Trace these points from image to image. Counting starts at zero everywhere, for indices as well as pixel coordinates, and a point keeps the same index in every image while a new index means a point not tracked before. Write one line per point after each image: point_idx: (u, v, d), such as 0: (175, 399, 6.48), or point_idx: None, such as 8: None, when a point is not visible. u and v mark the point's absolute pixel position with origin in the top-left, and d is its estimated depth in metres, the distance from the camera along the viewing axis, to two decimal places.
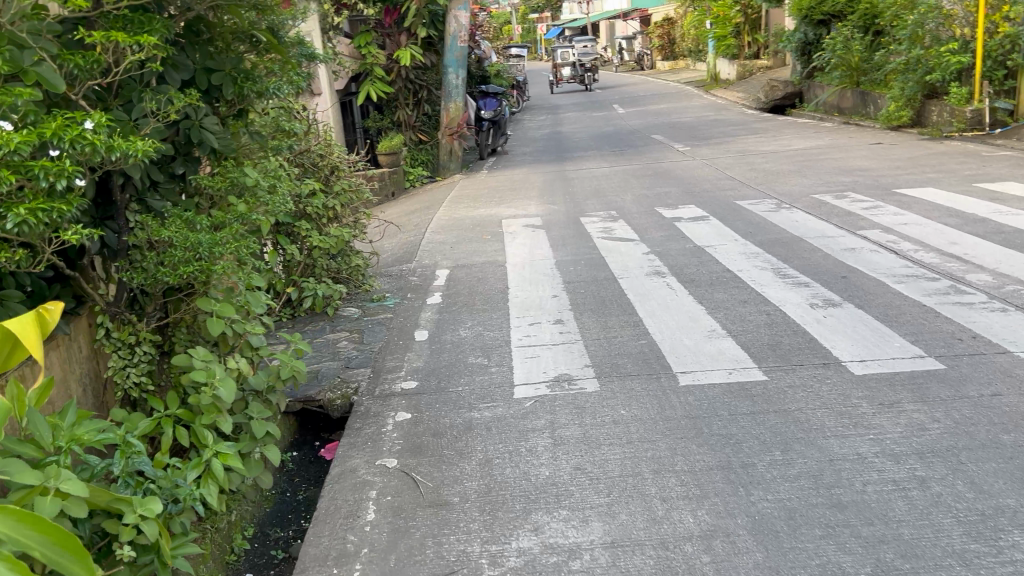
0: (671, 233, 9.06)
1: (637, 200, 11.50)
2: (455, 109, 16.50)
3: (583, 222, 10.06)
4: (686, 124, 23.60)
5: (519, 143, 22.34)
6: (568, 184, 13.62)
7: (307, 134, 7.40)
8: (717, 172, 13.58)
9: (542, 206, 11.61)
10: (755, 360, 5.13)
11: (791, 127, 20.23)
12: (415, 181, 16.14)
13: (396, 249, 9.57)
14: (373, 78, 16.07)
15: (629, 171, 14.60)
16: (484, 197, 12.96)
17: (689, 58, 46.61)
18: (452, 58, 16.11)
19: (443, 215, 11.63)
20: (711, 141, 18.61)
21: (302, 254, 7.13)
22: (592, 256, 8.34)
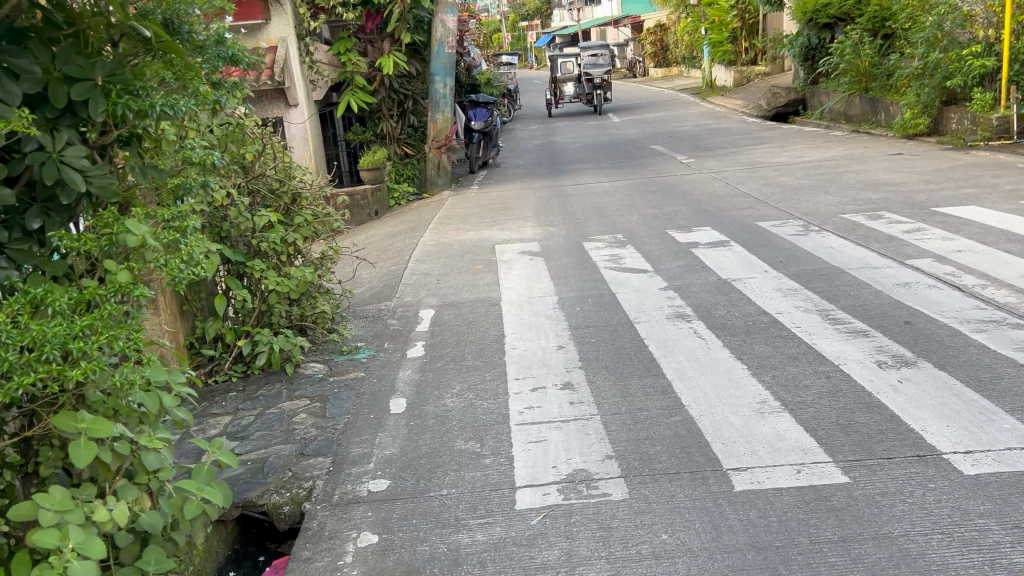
0: (690, 263, 7.89)
1: (645, 221, 10.34)
2: (442, 120, 15.37)
3: (586, 249, 8.90)
4: (686, 133, 22.45)
5: (511, 155, 21.24)
6: (566, 202, 12.45)
7: (262, 155, 6.22)
8: (730, 187, 12.42)
9: (540, 228, 10.42)
10: (828, 452, 3.95)
11: (799, 136, 19.14)
12: (401, 199, 15.01)
13: (375, 283, 8.40)
14: (353, 88, 14.97)
15: (633, 187, 13.45)
16: (477, 218, 11.78)
17: (683, 65, 45.47)
18: (439, 65, 15.06)
19: (430, 240, 10.44)
20: (716, 152, 17.48)
21: (256, 300, 6.00)
22: (601, 293, 7.17)
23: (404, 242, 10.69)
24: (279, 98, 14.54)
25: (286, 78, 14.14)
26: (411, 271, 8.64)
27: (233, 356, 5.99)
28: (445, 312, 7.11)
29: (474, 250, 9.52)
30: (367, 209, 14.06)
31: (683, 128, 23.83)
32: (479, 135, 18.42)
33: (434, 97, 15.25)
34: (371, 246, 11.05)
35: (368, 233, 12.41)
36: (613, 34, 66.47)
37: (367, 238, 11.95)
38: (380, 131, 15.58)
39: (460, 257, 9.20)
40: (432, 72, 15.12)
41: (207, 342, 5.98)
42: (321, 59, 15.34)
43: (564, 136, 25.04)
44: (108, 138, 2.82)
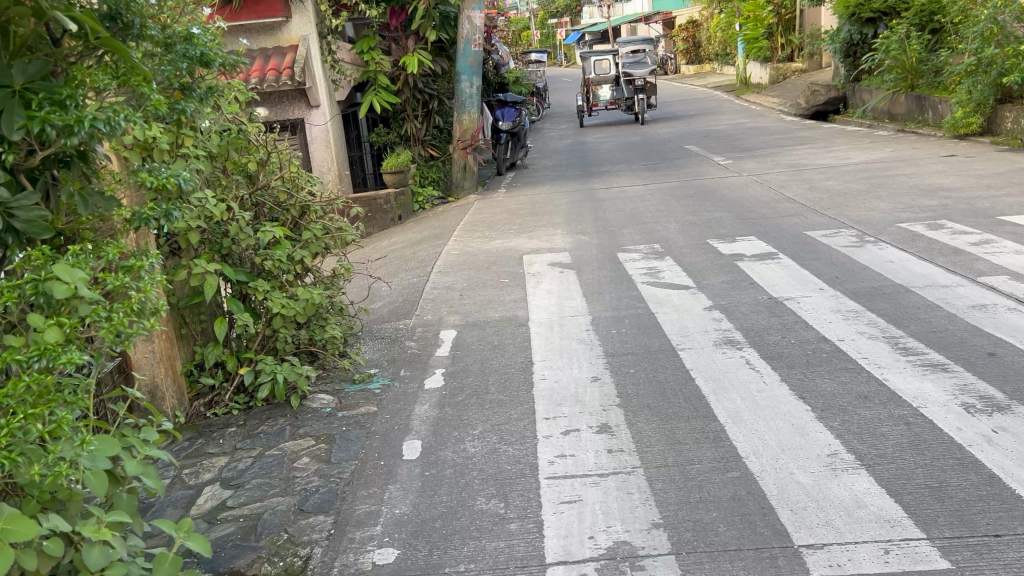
0: (735, 279, 7.23)
1: (683, 229, 9.67)
2: (468, 120, 14.78)
3: (621, 260, 8.29)
4: (722, 133, 21.66)
5: (540, 155, 20.63)
6: (598, 207, 11.80)
7: (269, 163, 5.66)
8: (773, 192, 11.69)
9: (571, 237, 9.79)
10: (920, 526, 3.31)
11: (841, 135, 18.32)
12: (425, 203, 14.50)
13: (394, 298, 7.88)
14: (377, 88, 14.35)
15: (668, 190, 12.77)
16: (504, 224, 11.19)
17: (717, 62, 44.46)
18: (466, 64, 14.47)
19: (454, 249, 9.86)
20: (755, 153, 16.71)
21: (259, 324, 5.47)
22: (640, 313, 6.54)
23: (427, 251, 10.11)
24: (301, 99, 14.08)
25: (307, 77, 13.67)
26: (433, 286, 8.06)
27: (234, 386, 5.49)
28: (467, 333, 6.52)
29: (501, 261, 8.92)
30: (389, 214, 13.61)
31: (718, 127, 23.03)
32: (507, 135, 17.84)
33: (461, 97, 14.68)
34: (394, 256, 10.50)
35: (391, 242, 11.97)
36: (645, 29, 65.41)
37: (389, 247, 11.51)
38: (404, 132, 15.01)
39: (485, 269, 8.62)
40: (459, 70, 14.56)
41: (206, 370, 5.48)
42: (344, 59, 14.90)
43: (594, 135, 24.33)
44: (35, 161, 2.39)
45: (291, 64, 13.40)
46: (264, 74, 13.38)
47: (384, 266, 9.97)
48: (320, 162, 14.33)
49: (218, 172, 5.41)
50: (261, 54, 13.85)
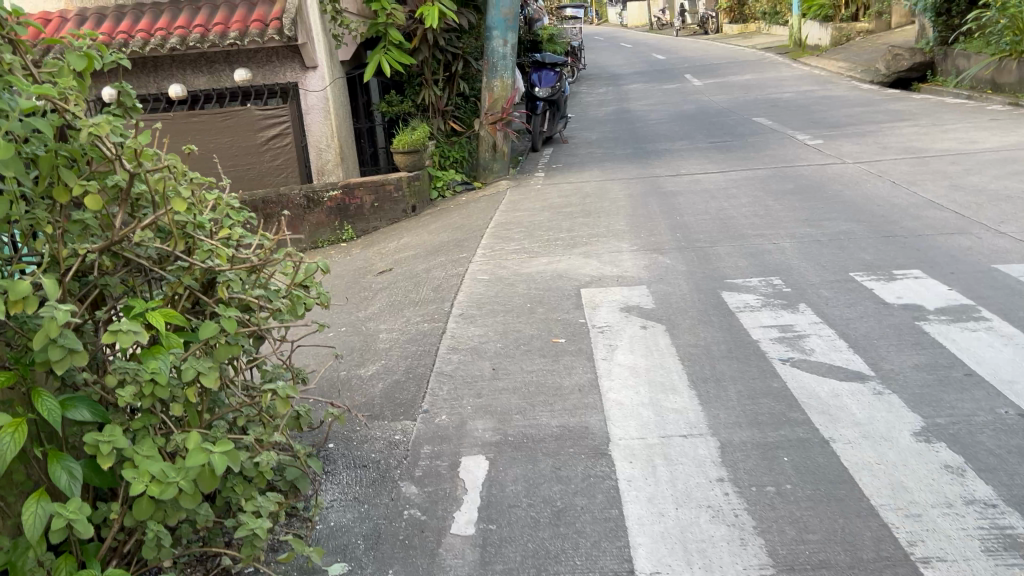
0: (938, 365, 4.51)
1: (804, 249, 6.94)
2: (500, 88, 11.98)
3: (733, 312, 5.56)
4: (792, 104, 18.71)
5: (582, 127, 17.84)
6: (671, 208, 9.05)
7: (138, 191, 2.98)
8: (902, 191, 8.92)
9: (644, 257, 7.09)
10: None
11: (944, 109, 15.40)
12: (446, 190, 11.90)
13: (395, 369, 5.31)
14: (387, 45, 11.46)
15: (758, 184, 9.98)
16: (550, 229, 8.50)
17: (763, 21, 40.84)
18: (499, 17, 11.69)
19: (480, 270, 7.23)
20: (846, 131, 13.82)
21: (117, 508, 2.83)
22: (800, 439, 3.87)
23: (447, 270, 7.49)
24: (293, 58, 11.39)
25: (301, 32, 10.94)
26: (451, 347, 5.43)
27: None
28: (508, 462, 3.87)
29: (552, 297, 6.28)
30: (400, 204, 11.19)
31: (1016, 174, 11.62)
32: (545, 103, 15.05)
33: (491, 58, 11.87)
34: (403, 275, 7.91)
35: (403, 247, 9.47)
36: None
37: (398, 257, 8.95)
38: (422, 101, 12.18)
39: (528, 311, 6.00)
40: (490, 25, 11.76)
41: None
42: (350, 8, 12.15)
43: (641, 103, 21.43)
44: None
45: (281, 15, 10.75)
46: (246, 27, 10.83)
47: (388, 294, 7.37)
48: (317, 135, 11.70)
49: (34, 210, 2.76)
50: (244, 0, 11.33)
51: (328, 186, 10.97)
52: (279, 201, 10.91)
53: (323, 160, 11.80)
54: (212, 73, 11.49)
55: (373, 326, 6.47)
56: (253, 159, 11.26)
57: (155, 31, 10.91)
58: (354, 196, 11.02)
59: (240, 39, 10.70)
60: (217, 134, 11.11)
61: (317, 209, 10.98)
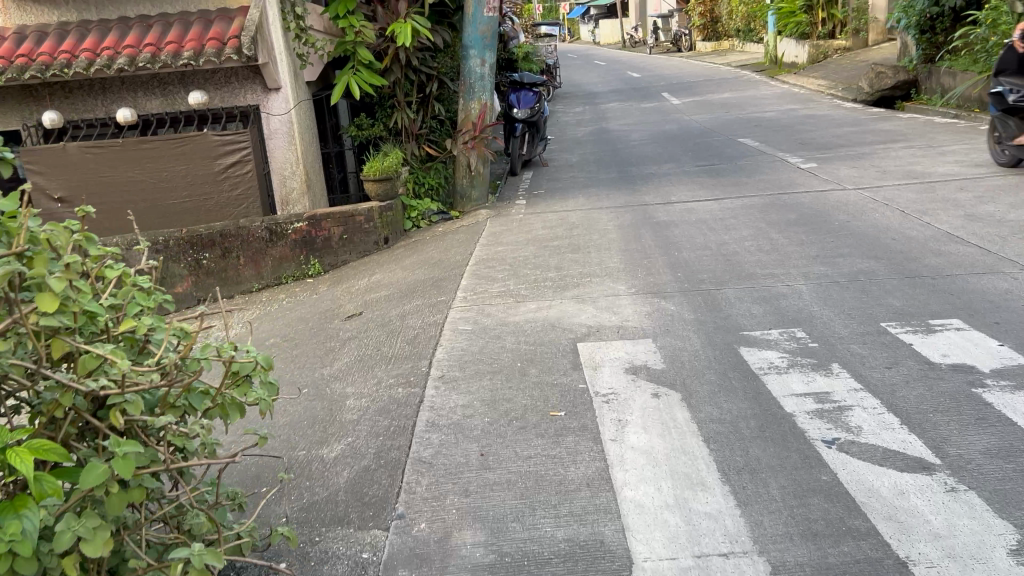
0: (1015, 448, 3.78)
1: (823, 293, 6.22)
2: (479, 110, 11.22)
3: (755, 376, 4.83)
4: (775, 124, 18.17)
5: (562, 148, 17.15)
6: (667, 241, 8.34)
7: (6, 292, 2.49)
8: (914, 221, 8.26)
9: (645, 303, 6.34)
10: None
11: (936, 129, 14.89)
12: (421, 220, 11.10)
13: (364, 452, 4.49)
14: (356, 65, 10.68)
15: (757, 213, 9.31)
16: (536, 267, 7.74)
17: (737, 38, 40.61)
18: (475, 34, 10.98)
19: (462, 318, 6.44)
20: (839, 153, 13.23)
21: None
22: (869, 561, 3.10)
23: (424, 317, 6.69)
24: (255, 79, 10.67)
25: (261, 52, 10.12)
26: (429, 424, 4.61)
27: None
28: None
29: (546, 353, 5.50)
30: (371, 236, 10.39)
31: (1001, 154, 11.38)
32: (523, 125, 14.35)
33: (468, 79, 11.15)
34: (375, 322, 7.09)
35: (375, 285, 8.68)
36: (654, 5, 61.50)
37: (369, 299, 8.15)
38: (394, 124, 11.39)
39: (519, 372, 5.21)
40: (466, 43, 11.05)
41: None
42: (316, 26, 11.36)
43: (621, 123, 20.81)
44: None
45: (240, 33, 9.95)
46: (202, 47, 10.00)
47: (358, 346, 6.55)
48: (281, 161, 10.93)
49: None
50: (200, 17, 10.51)
51: (292, 217, 10.13)
52: (239, 234, 10.05)
53: (287, 188, 11.03)
54: (165, 94, 10.66)
55: (340, 389, 5.65)
56: (210, 188, 10.38)
57: (102, 50, 10.04)
58: (321, 228, 10.20)
59: (196, 59, 9.86)
60: (170, 161, 10.28)
61: (280, 242, 10.13)
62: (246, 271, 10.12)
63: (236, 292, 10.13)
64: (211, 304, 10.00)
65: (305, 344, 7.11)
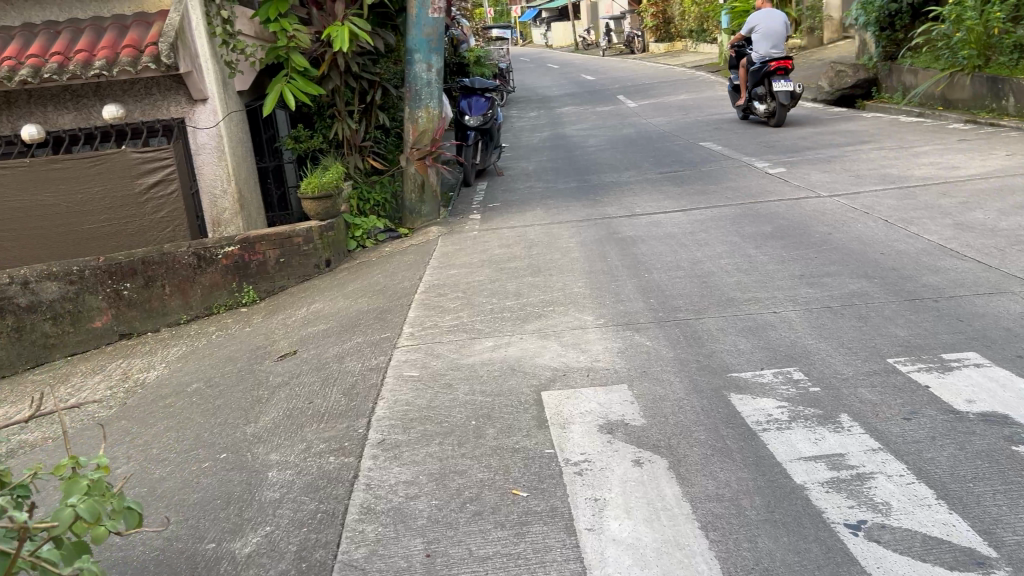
0: None
1: (816, 322, 5.51)
2: (426, 118, 10.42)
3: (750, 432, 4.10)
4: (737, 126, 17.61)
5: (518, 156, 16.39)
6: (635, 260, 7.59)
7: None
8: (900, 232, 7.64)
9: (616, 338, 5.58)
10: None
11: (903, 130, 14.43)
12: (366, 240, 10.23)
13: (284, 548, 3.66)
14: (289, 73, 9.79)
15: (729, 225, 8.61)
16: (492, 295, 6.94)
17: (692, 39, 40.28)
18: (419, 37, 10.21)
19: (407, 360, 5.61)
20: (807, 156, 12.66)
21: None
22: None
23: (364, 360, 5.84)
24: (178, 89, 9.74)
25: (183, 59, 9.19)
26: (363, 510, 3.77)
27: None
28: None
29: (505, 407, 4.69)
30: (311, 258, 9.52)
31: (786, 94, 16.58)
32: (477, 133, 13.55)
33: (414, 85, 10.34)
34: (310, 364, 6.22)
35: (315, 316, 7.81)
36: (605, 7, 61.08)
37: (306, 334, 7.27)
38: (335, 136, 10.50)
39: (475, 433, 4.40)
40: (411, 46, 10.27)
41: None
42: (246, 30, 10.43)
43: (578, 127, 20.11)
44: None
45: (158, 39, 8.98)
46: (116, 55, 9.03)
47: (288, 396, 5.67)
48: (210, 178, 10.02)
49: None
50: (115, 23, 9.55)
51: (223, 241, 9.20)
52: (164, 261, 9.07)
53: (218, 208, 10.13)
54: (79, 108, 9.73)
55: (264, 455, 4.77)
56: (131, 211, 9.40)
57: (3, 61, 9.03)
58: (255, 252, 9.30)
59: (109, 69, 8.89)
60: (85, 182, 9.27)
61: (210, 268, 9.19)
62: (173, 301, 9.16)
63: (162, 325, 9.15)
64: (134, 339, 9.01)
65: (230, 393, 6.21)
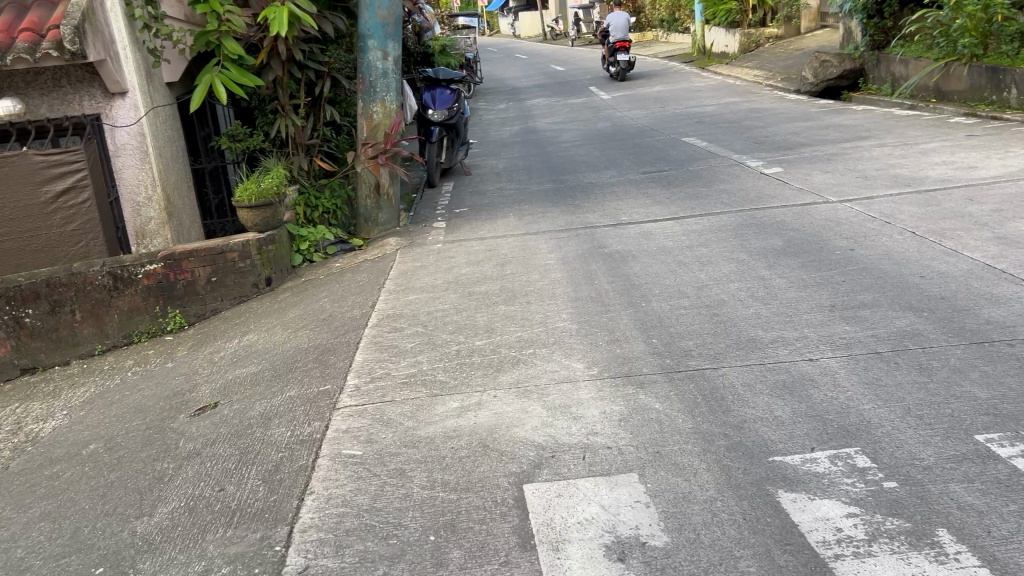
0: None
1: (867, 377, 4.36)
2: (381, 114, 9.14)
3: (819, 562, 2.94)
4: (720, 120, 16.53)
5: (486, 153, 15.13)
6: (628, 283, 6.42)
7: None
8: (936, 248, 6.54)
9: (616, 398, 4.39)
10: None
11: (902, 125, 13.42)
12: (314, 253, 8.95)
13: None
14: (221, 63, 8.45)
15: (732, 237, 7.47)
16: (458, 330, 5.74)
17: (662, 29, 39.23)
18: (372, 21, 8.94)
19: (351, 429, 4.37)
20: (804, 153, 11.58)
21: None
22: None
23: (296, 428, 4.59)
24: (92, 81, 8.36)
25: (96, 44, 7.81)
26: None
27: None
28: None
29: (477, 512, 3.47)
30: (248, 276, 8.22)
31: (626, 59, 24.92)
32: (441, 128, 12.26)
33: (367, 76, 9.07)
34: (230, 429, 4.94)
35: (247, 351, 6.54)
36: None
37: (232, 379, 5.99)
38: (277, 135, 9.19)
39: (436, 558, 3.19)
40: (363, 32, 8.99)
41: None
42: (173, 13, 9.06)
43: (550, 121, 18.90)
44: None
45: (61, 20, 7.59)
46: (11, 40, 7.64)
47: (196, 478, 4.38)
48: (131, 184, 8.66)
49: None
50: (14, 5, 8.16)
51: (143, 258, 7.85)
52: (74, 282, 7.69)
53: (143, 218, 8.78)
54: None
55: None
56: (36, 223, 7.98)
57: None
58: (182, 270, 7.96)
59: (3, 57, 7.50)
60: None
61: (128, 291, 7.84)
62: (86, 329, 7.79)
63: (72, 357, 7.78)
64: (39, 375, 7.63)
65: (128, 466, 4.90)
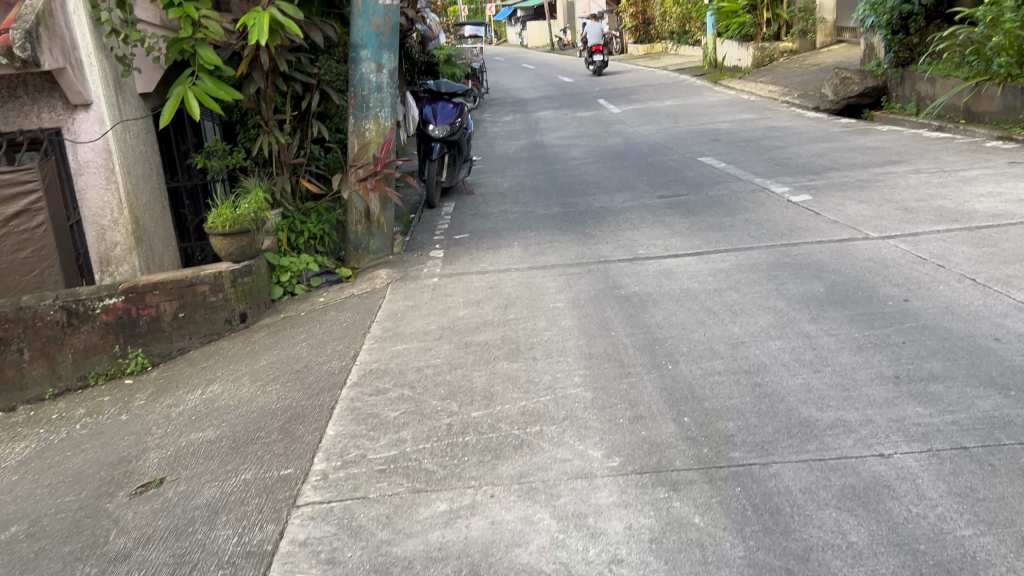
0: None
1: (958, 487, 3.48)
2: (374, 132, 8.29)
3: None
4: (737, 138, 15.68)
5: (489, 171, 14.27)
6: (650, 337, 5.54)
7: None
8: (1006, 301, 5.65)
9: (646, 507, 3.50)
10: None
11: (933, 148, 12.56)
12: (296, 285, 8.10)
13: None
14: (196, 73, 7.61)
15: (766, 280, 6.59)
16: (451, 395, 4.87)
17: (671, 41, 38.45)
18: (366, 30, 8.11)
19: (311, 541, 3.50)
20: (834, 179, 10.71)
21: None
22: None
23: (245, 532, 3.71)
24: (53, 91, 7.52)
25: (53, 49, 6.97)
26: None
27: None
28: None
29: None
30: (220, 312, 7.36)
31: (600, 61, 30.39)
32: (441, 145, 11.39)
33: (359, 90, 8.24)
34: (168, 523, 4.05)
35: (208, 407, 5.66)
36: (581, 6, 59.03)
37: (185, 446, 5.10)
38: (259, 153, 8.36)
39: None
40: (356, 41, 8.16)
41: None
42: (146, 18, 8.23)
43: (557, 136, 18.06)
44: None
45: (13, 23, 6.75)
46: None
47: None
48: (95, 206, 7.81)
49: None
50: None
51: (102, 291, 6.98)
52: (22, 317, 6.82)
53: (109, 243, 7.93)
54: None
55: None
56: None
57: None
58: (145, 305, 7.10)
59: None
60: None
61: (84, 328, 6.96)
62: (35, 371, 6.91)
63: (19, 402, 6.90)
64: None
65: (42, 569, 4.00)
